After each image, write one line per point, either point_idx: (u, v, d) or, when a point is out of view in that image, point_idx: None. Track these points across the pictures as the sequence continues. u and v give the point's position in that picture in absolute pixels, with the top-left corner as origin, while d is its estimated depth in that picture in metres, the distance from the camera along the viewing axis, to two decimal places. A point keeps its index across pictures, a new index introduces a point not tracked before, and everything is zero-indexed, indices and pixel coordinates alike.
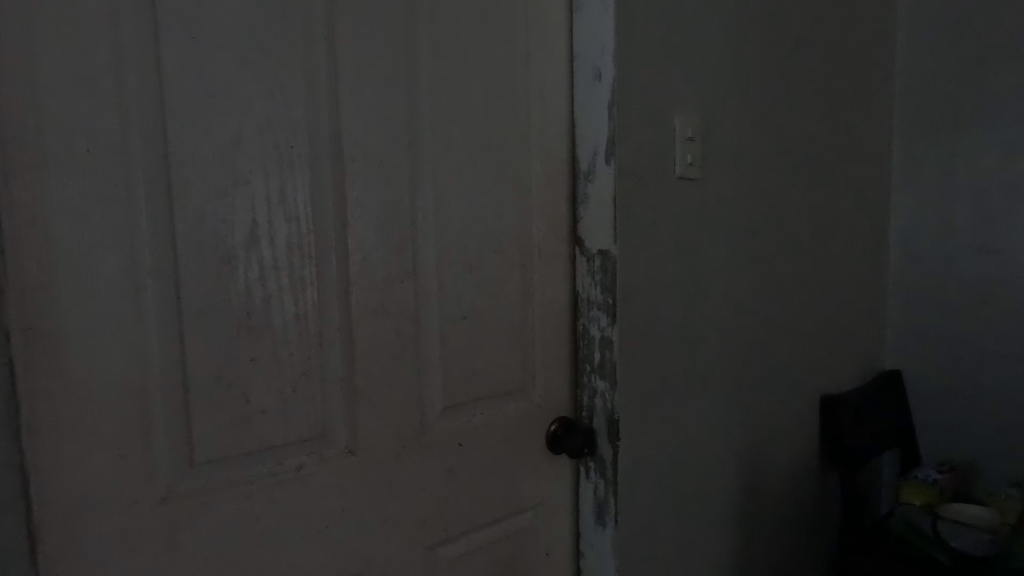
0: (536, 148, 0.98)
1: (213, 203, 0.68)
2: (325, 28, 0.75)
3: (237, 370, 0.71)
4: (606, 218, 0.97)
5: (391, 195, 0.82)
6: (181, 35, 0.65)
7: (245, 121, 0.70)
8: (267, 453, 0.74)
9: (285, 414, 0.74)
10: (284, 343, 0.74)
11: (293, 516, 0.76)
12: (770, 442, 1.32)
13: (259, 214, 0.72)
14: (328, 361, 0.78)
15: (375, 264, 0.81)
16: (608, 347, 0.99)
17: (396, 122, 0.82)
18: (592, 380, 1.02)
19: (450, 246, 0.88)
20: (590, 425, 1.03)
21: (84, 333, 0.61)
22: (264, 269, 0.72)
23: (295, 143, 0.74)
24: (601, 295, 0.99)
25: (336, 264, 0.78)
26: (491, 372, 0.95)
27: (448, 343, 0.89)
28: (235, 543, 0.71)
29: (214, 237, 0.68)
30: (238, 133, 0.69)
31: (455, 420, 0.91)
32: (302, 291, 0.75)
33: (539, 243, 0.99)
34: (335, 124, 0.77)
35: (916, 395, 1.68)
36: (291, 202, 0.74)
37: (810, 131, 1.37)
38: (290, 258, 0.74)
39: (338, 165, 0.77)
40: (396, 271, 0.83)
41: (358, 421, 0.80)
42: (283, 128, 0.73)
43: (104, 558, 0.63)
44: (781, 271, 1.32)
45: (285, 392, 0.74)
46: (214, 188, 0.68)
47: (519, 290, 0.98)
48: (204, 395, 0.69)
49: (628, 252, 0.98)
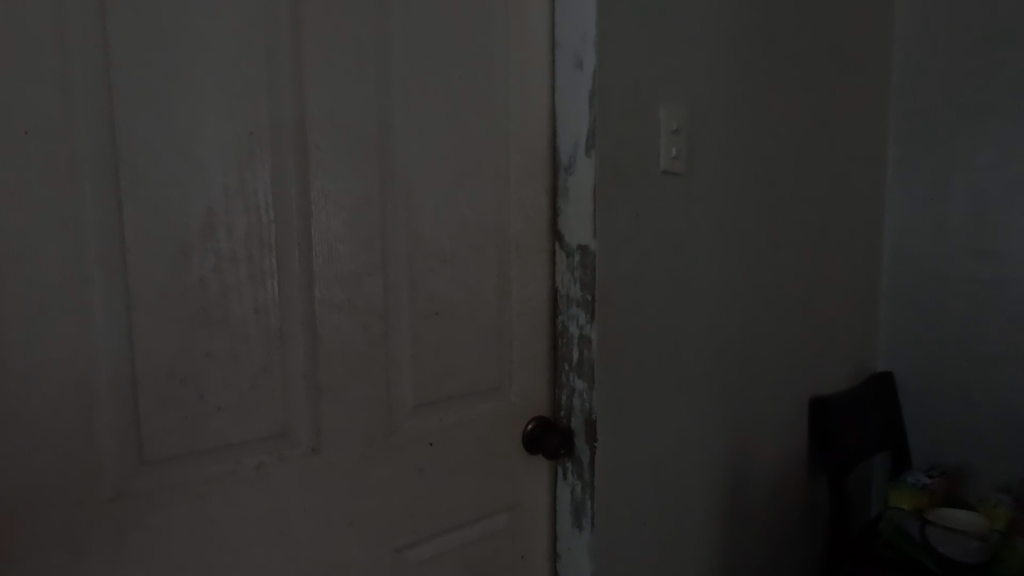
0: (515, 140, 0.95)
1: (166, 190, 0.65)
2: (289, 9, 0.72)
3: (191, 366, 0.68)
4: (586, 212, 0.94)
5: (360, 185, 0.79)
6: (131, 13, 0.62)
7: (201, 106, 0.67)
8: (224, 452, 0.71)
9: (243, 411, 0.72)
10: (243, 338, 0.71)
11: (251, 518, 0.73)
12: (756, 443, 1.30)
13: (217, 203, 0.69)
14: (290, 357, 0.75)
15: (341, 257, 0.78)
16: (586, 346, 0.96)
17: (364, 110, 0.79)
18: (570, 379, 0.99)
19: (422, 239, 0.86)
20: (568, 426, 1.00)
21: (23, 326, 0.58)
22: (221, 260, 0.69)
23: (255, 129, 0.71)
24: (580, 292, 0.96)
25: (299, 256, 0.75)
26: (465, 370, 0.93)
27: (420, 339, 0.87)
28: (189, 546, 0.69)
29: (167, 226, 0.66)
30: (194, 118, 0.66)
31: (427, 419, 0.88)
32: (263, 284, 0.72)
33: (517, 237, 0.96)
34: (300, 110, 0.74)
35: (908, 397, 1.66)
36: (251, 190, 0.71)
37: (801, 126, 1.34)
38: (249, 250, 0.71)
39: (302, 154, 0.74)
40: (364, 265, 0.80)
41: (322, 419, 0.78)
42: (242, 113, 0.70)
43: (45, 562, 0.61)
44: (770, 270, 1.29)
45: (244, 389, 0.72)
46: (167, 175, 0.65)
47: (496, 285, 0.95)
48: (155, 391, 0.66)
49: (609, 248, 0.95)
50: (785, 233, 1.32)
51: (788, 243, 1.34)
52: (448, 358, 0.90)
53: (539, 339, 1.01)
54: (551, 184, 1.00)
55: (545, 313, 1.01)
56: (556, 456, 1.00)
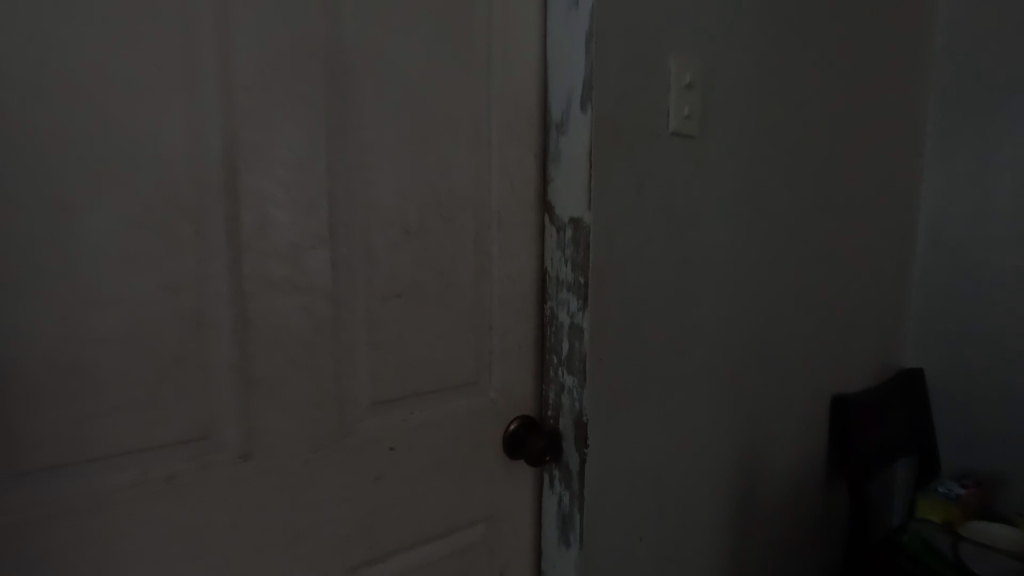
0: (497, 93, 0.81)
1: (43, 132, 0.52)
2: None
3: (81, 353, 0.55)
4: (580, 178, 0.80)
5: (300, 137, 0.65)
6: None
7: (87, 26, 0.53)
8: (127, 458, 0.58)
9: (151, 409, 0.59)
10: (151, 321, 0.58)
11: (162, 536, 0.60)
12: (769, 446, 1.16)
13: (114, 152, 0.55)
14: (212, 344, 0.62)
15: (278, 225, 0.65)
16: (578, 336, 0.82)
17: (308, 47, 0.65)
18: (559, 374, 0.86)
19: (382, 207, 0.72)
20: (555, 428, 0.87)
21: None
22: (119, 224, 0.56)
23: (164, 62, 0.57)
24: (571, 273, 0.82)
25: (223, 222, 0.62)
26: (436, 362, 0.79)
27: (378, 326, 0.73)
28: (82, 574, 0.56)
29: (45, 178, 0.52)
30: (78, 42, 0.52)
31: (387, 419, 0.76)
32: (176, 255, 0.59)
33: (498, 209, 0.82)
34: (223, 42, 0.60)
35: (938, 398, 1.51)
36: (159, 139, 0.57)
37: (830, 92, 1.19)
38: (157, 212, 0.58)
39: (227, 97, 0.61)
40: (309, 235, 0.67)
41: (254, 418, 0.65)
42: (147, 40, 0.56)
43: None
44: (790, 254, 1.15)
45: (152, 381, 0.59)
46: (43, 113, 0.51)
47: (472, 264, 0.81)
48: (32, 384, 0.53)
49: (606, 221, 0.80)
50: (808, 212, 1.17)
51: (812, 222, 1.19)
52: (413, 348, 0.77)
53: (524, 327, 0.87)
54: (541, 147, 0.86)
55: (531, 297, 0.87)
56: (541, 462, 0.87)
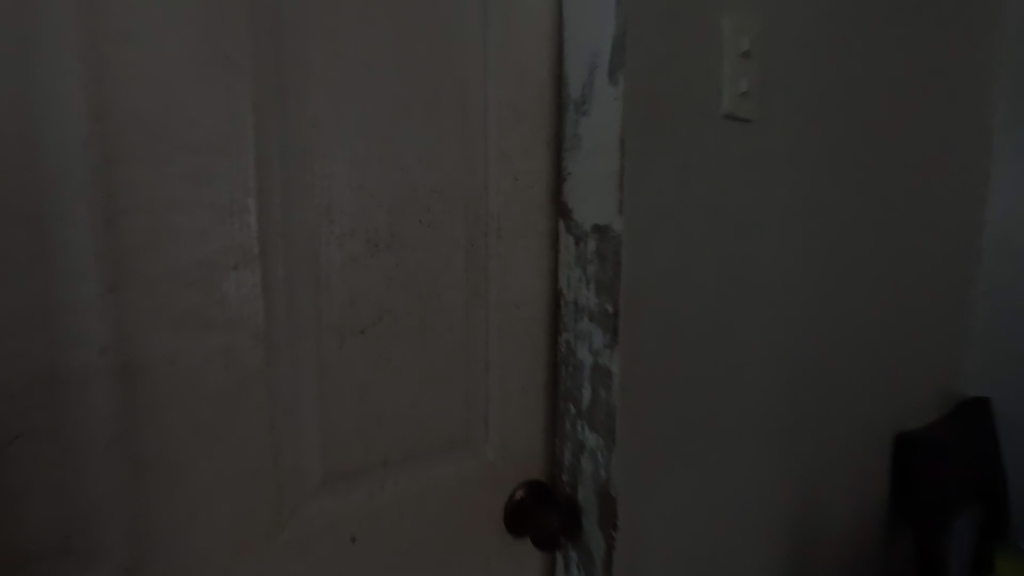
0: (496, 61, 0.61)
1: None
2: None
3: None
4: (607, 171, 0.60)
5: (216, 110, 0.46)
6: None
7: None
8: None
9: None
10: None
11: None
12: (827, 500, 0.96)
13: None
14: (79, 411, 0.42)
15: (182, 237, 0.45)
16: (602, 380, 0.62)
17: None
18: (577, 427, 0.66)
19: (338, 209, 0.52)
20: (572, 497, 0.67)
21: None
22: None
23: None
24: (594, 298, 0.62)
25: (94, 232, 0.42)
26: (416, 417, 0.60)
27: (334, 372, 0.54)
28: None
29: None
30: None
31: (348, 498, 0.56)
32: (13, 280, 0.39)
33: (498, 214, 0.63)
34: None
35: (1008, 431, 1.30)
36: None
37: (899, 72, 0.99)
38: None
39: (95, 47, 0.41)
40: (230, 250, 0.47)
41: (147, 513, 0.46)
42: None
43: None
44: (851, 267, 0.95)
45: None
46: None
47: (464, 286, 0.62)
48: None
49: (642, 229, 0.60)
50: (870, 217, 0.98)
51: (875, 229, 0.99)
52: (385, 400, 0.57)
53: (534, 366, 0.67)
54: (556, 133, 0.66)
55: (542, 326, 0.68)
56: (553, 543, 0.67)
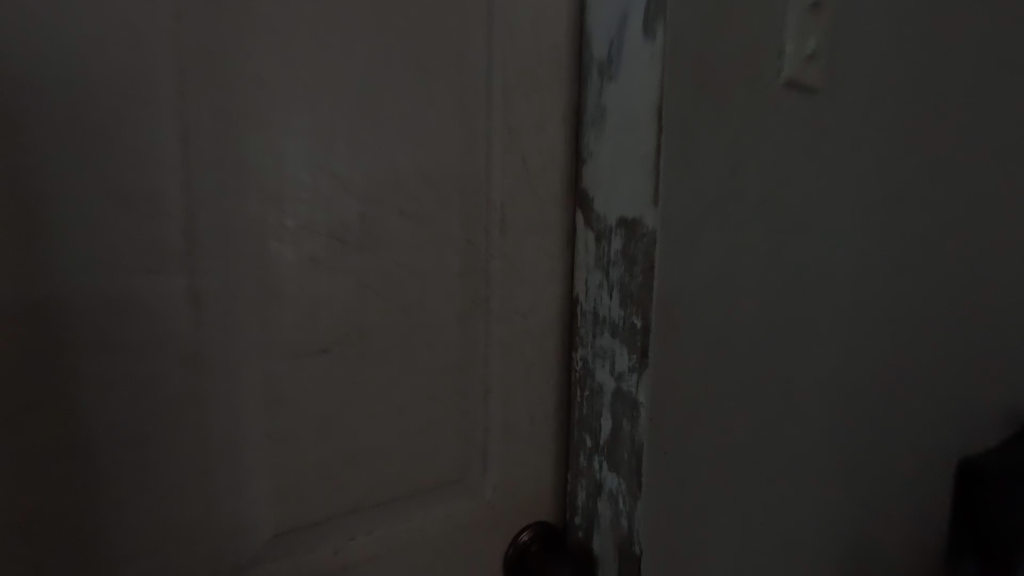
0: (503, 13, 0.49)
1: None
2: None
3: None
4: (637, 152, 0.47)
5: (127, 62, 0.35)
6: None
7: None
8: None
9: None
10: None
11: None
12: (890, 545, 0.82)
13: None
14: None
15: (78, 233, 0.34)
16: (629, 412, 0.50)
17: None
18: (593, 463, 0.55)
19: (295, 200, 0.41)
20: (586, 544, 0.56)
21: None
22: None
23: None
24: (618, 309, 0.51)
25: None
26: (393, 449, 0.49)
27: (287, 400, 0.43)
28: None
29: None
30: None
31: (308, 553, 0.46)
32: None
33: (501, 205, 0.51)
34: None
35: None
36: None
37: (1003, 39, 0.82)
38: None
39: None
40: (145, 252, 0.37)
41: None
42: None
43: None
44: (933, 270, 0.79)
45: None
46: None
47: (459, 293, 0.51)
48: None
49: (682, 226, 0.48)
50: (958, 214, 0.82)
51: (965, 226, 0.83)
52: (355, 432, 0.47)
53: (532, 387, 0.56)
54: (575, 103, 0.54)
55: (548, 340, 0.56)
56: None
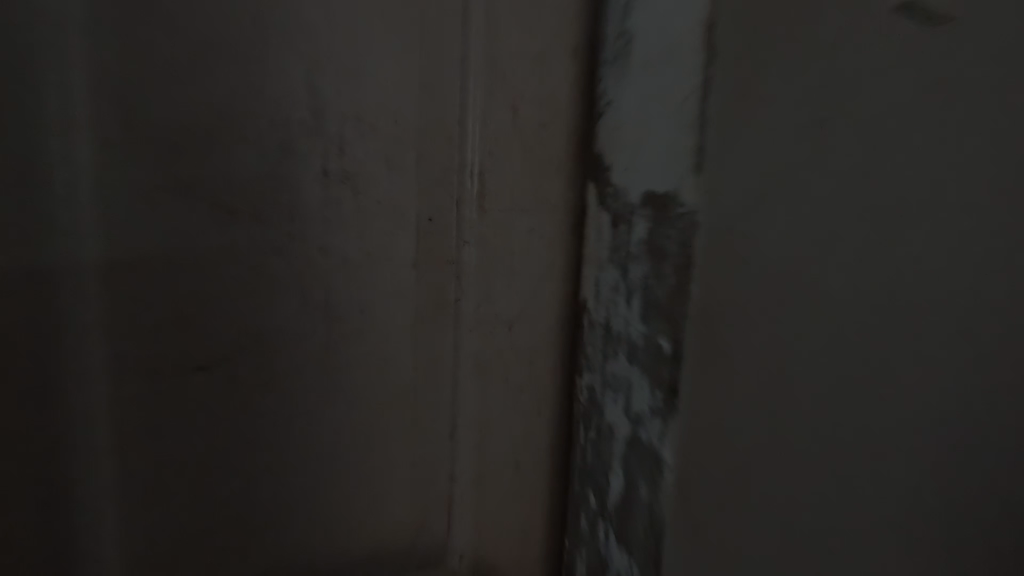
0: None
1: None
2: None
3: None
4: (679, 92, 0.31)
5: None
6: None
7: None
8: None
9: None
10: None
11: None
12: None
13: None
14: None
15: None
16: (651, 476, 0.35)
17: None
18: (598, 530, 0.40)
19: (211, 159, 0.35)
20: None
21: None
22: None
23: None
24: (641, 325, 0.35)
25: None
26: (329, 467, 0.40)
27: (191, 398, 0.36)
28: None
29: None
30: None
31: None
32: None
33: (478, 173, 0.40)
34: None
35: None
36: None
37: None
38: None
39: None
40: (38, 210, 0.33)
41: None
42: None
43: None
44: None
45: None
46: None
47: (417, 283, 0.40)
48: None
49: (749, 204, 0.31)
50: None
51: None
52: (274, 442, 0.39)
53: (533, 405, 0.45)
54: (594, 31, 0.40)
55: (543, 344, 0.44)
56: None
